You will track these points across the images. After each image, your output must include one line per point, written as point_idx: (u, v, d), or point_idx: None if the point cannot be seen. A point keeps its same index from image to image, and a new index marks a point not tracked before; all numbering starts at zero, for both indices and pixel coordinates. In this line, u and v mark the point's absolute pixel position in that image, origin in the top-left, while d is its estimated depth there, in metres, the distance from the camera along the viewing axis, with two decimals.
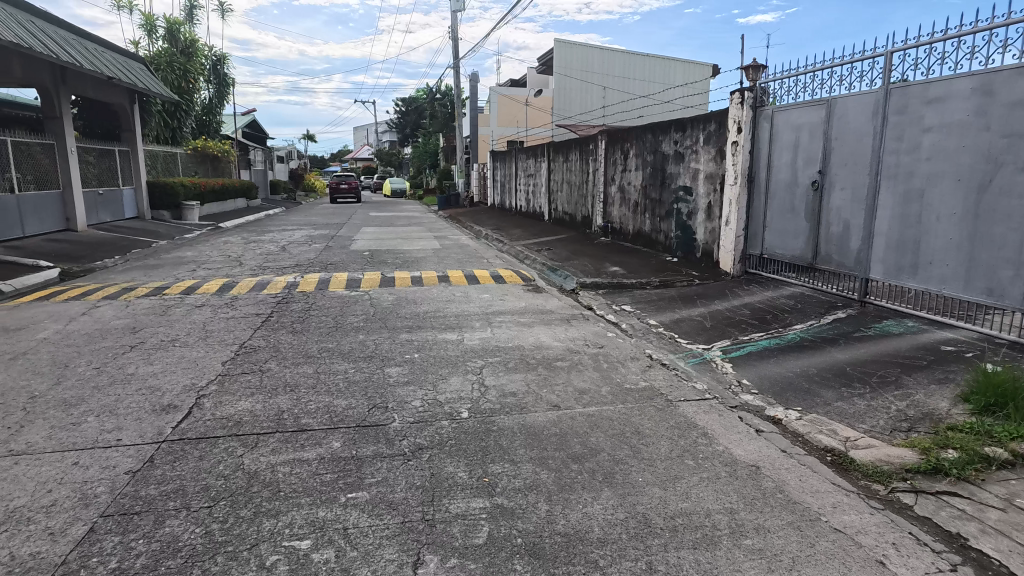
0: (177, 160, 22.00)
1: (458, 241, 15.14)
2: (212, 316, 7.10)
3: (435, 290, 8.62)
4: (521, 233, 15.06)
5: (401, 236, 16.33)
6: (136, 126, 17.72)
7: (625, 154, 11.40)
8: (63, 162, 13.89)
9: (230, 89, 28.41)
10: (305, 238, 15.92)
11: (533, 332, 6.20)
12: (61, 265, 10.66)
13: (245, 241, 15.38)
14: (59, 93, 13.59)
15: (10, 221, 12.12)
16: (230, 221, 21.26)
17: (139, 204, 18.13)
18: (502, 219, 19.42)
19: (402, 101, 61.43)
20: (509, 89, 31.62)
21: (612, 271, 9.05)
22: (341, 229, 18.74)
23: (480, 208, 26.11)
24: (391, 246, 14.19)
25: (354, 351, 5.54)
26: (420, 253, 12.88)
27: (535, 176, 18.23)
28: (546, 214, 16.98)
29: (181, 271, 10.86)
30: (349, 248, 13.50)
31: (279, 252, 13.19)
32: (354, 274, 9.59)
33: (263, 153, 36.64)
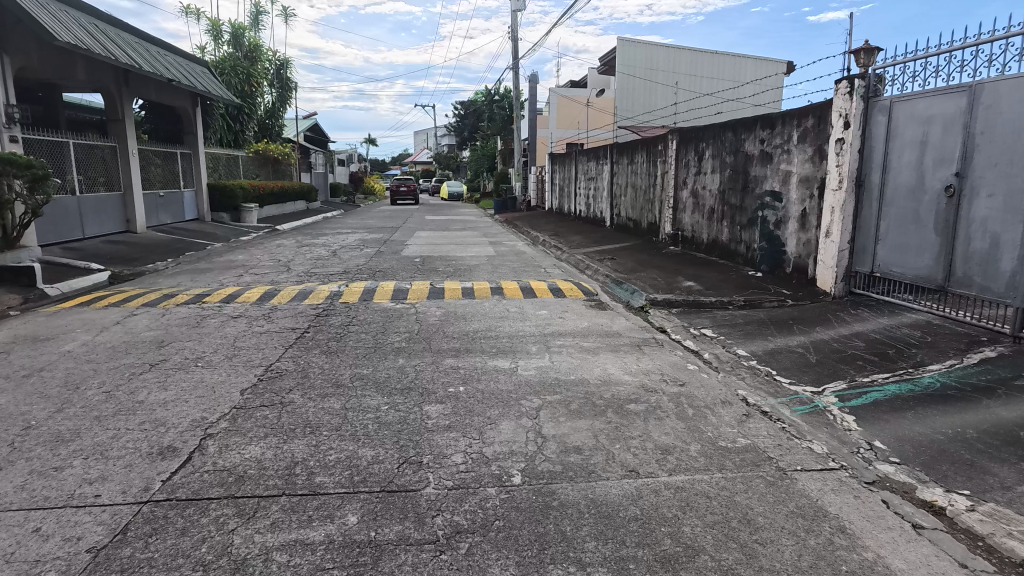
0: (238, 163, 22.25)
1: (514, 248, 14.33)
2: (246, 329, 6.54)
3: (487, 303, 7.82)
4: (581, 241, 14.11)
5: (454, 242, 15.67)
6: (198, 128, 17.87)
7: (700, 155, 10.29)
8: (124, 165, 13.99)
9: (292, 94, 28.76)
10: (358, 243, 15.53)
11: (598, 362, 5.29)
12: (112, 268, 10.51)
13: (298, 245, 15.13)
14: (122, 95, 13.69)
15: (72, 222, 12.17)
16: (287, 224, 21.29)
17: (199, 206, 18.30)
18: (560, 225, 18.52)
19: (461, 104, 61.46)
20: (569, 90, 30.67)
21: (686, 286, 8.00)
22: (395, 233, 18.32)
23: (537, 213, 25.28)
24: (444, 252, 13.54)
25: (391, 380, 4.79)
26: (474, 261, 12.14)
27: (596, 180, 17.24)
28: (607, 220, 15.96)
29: (229, 276, 10.52)
30: (400, 254, 12.93)
31: (329, 257, 12.76)
32: (401, 284, 8.93)
33: (323, 156, 37.06)
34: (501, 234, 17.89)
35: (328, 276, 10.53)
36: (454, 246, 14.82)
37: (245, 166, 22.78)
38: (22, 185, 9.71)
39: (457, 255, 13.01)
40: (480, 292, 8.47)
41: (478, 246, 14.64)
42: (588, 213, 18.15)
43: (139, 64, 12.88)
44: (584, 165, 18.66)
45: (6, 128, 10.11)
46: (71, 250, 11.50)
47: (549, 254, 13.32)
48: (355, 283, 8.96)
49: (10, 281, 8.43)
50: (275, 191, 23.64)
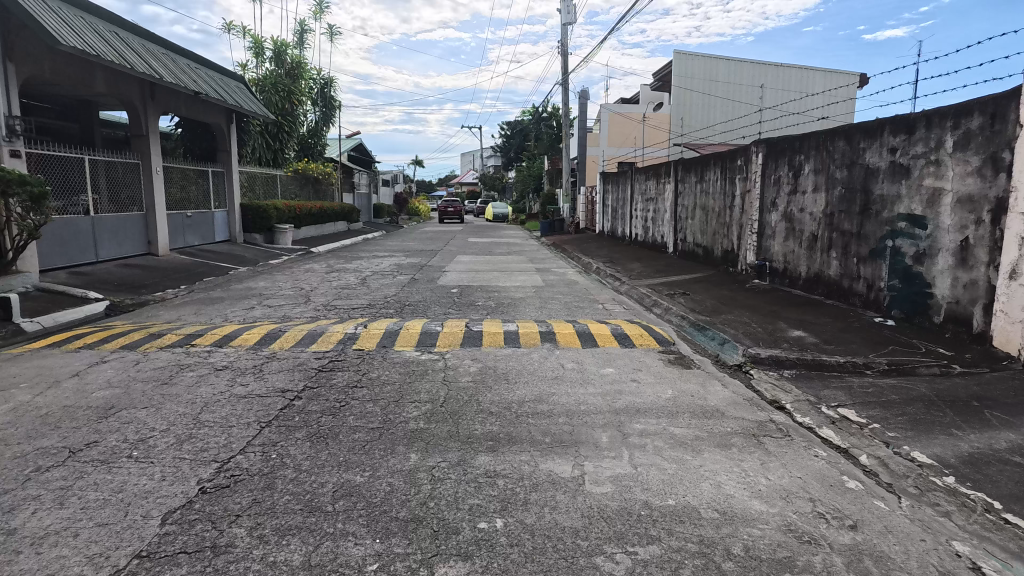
0: (276, 182, 21.45)
1: (564, 277, 12.66)
2: (226, 388, 5.07)
3: (535, 355, 6.15)
4: (641, 269, 12.33)
5: (497, 268, 14.12)
6: (232, 146, 17.15)
7: (796, 170, 8.43)
8: (147, 183, 13.10)
9: (335, 113, 28.13)
10: (392, 269, 14.18)
11: (703, 467, 3.54)
12: (114, 297, 9.38)
13: (328, 271, 13.90)
14: (148, 109, 12.90)
15: (83, 244, 11.22)
16: (323, 245, 20.27)
17: (231, 227, 17.45)
18: (615, 250, 16.76)
19: (507, 125, 60.69)
20: (622, 106, 28.58)
21: (796, 337, 6.14)
22: (434, 258, 16.97)
23: (587, 236, 23.59)
24: (485, 280, 12.00)
25: (393, 499, 3.16)
26: (519, 292, 10.50)
27: (657, 201, 15.44)
28: (670, 246, 14.11)
29: (239, 307, 9.22)
30: (436, 283, 11.45)
31: (357, 286, 11.39)
32: (431, 324, 7.38)
33: (367, 175, 36.42)
34: (549, 261, 16.24)
35: (350, 309, 9.10)
36: (497, 273, 13.25)
37: (283, 185, 21.97)
38: (17, 205, 8.75)
39: (501, 285, 11.43)
40: (526, 337, 6.80)
41: (524, 274, 13.04)
42: (646, 237, 16.34)
43: (163, 75, 11.94)
44: (642, 185, 16.89)
45: (7, 142, 9.20)
46: (79, 276, 10.48)
47: (605, 285, 11.57)
48: (376, 322, 7.45)
49: None
50: (313, 212, 22.75)
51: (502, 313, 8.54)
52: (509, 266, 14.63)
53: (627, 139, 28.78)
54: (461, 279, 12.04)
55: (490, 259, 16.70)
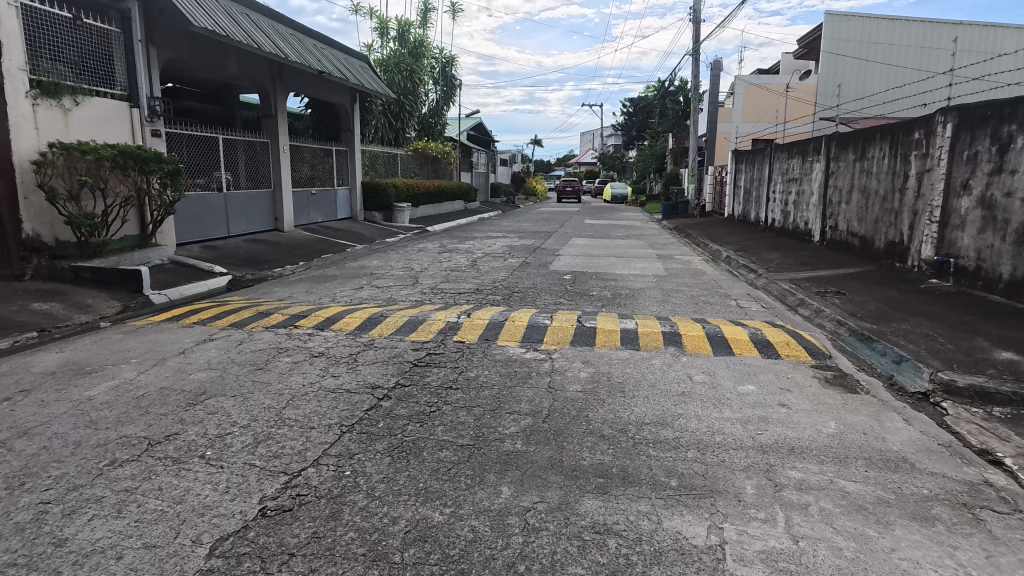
0: (397, 161, 21.83)
1: (689, 266, 11.44)
2: (316, 379, 4.74)
3: (655, 362, 5.26)
4: (781, 261, 10.79)
5: (615, 254, 13.14)
6: (354, 125, 17.58)
7: (1004, 143, 6.67)
8: (274, 161, 13.63)
9: (456, 92, 28.18)
10: (504, 250, 13.71)
11: (897, 552, 2.55)
12: (237, 272, 9.70)
13: (440, 251, 13.72)
14: (276, 89, 13.39)
15: (216, 220, 11.83)
16: (438, 224, 20.34)
17: (353, 205, 17.96)
18: (748, 237, 15.07)
19: (630, 101, 58.23)
20: (761, 77, 25.62)
21: (1005, 361, 4.73)
22: (547, 240, 16.33)
23: (713, 220, 21.78)
24: (600, 267, 11.14)
25: (476, 554, 2.52)
26: (638, 282, 9.53)
27: (802, 182, 13.55)
28: (817, 234, 12.30)
29: (349, 286, 9.12)
30: (547, 267, 10.78)
31: (466, 268, 11.01)
32: (538, 315, 6.72)
33: (486, 155, 36.44)
34: (671, 247, 14.95)
35: (456, 293, 8.67)
36: (614, 259, 12.30)
37: (403, 164, 22.29)
38: (157, 181, 9.20)
39: (618, 272, 10.51)
40: (646, 338, 5.90)
41: (644, 261, 11.97)
42: (786, 223, 14.48)
43: (288, 55, 12.21)
44: (782, 164, 14.99)
45: (148, 122, 9.76)
46: (210, 250, 11.03)
47: (737, 277, 10.24)
48: (480, 310, 6.89)
49: (119, 286, 7.71)
50: (431, 191, 22.93)
51: (618, 306, 7.66)
52: (628, 252, 13.59)
53: (764, 113, 25.80)
54: (574, 265, 11.27)
55: (607, 242, 15.72)
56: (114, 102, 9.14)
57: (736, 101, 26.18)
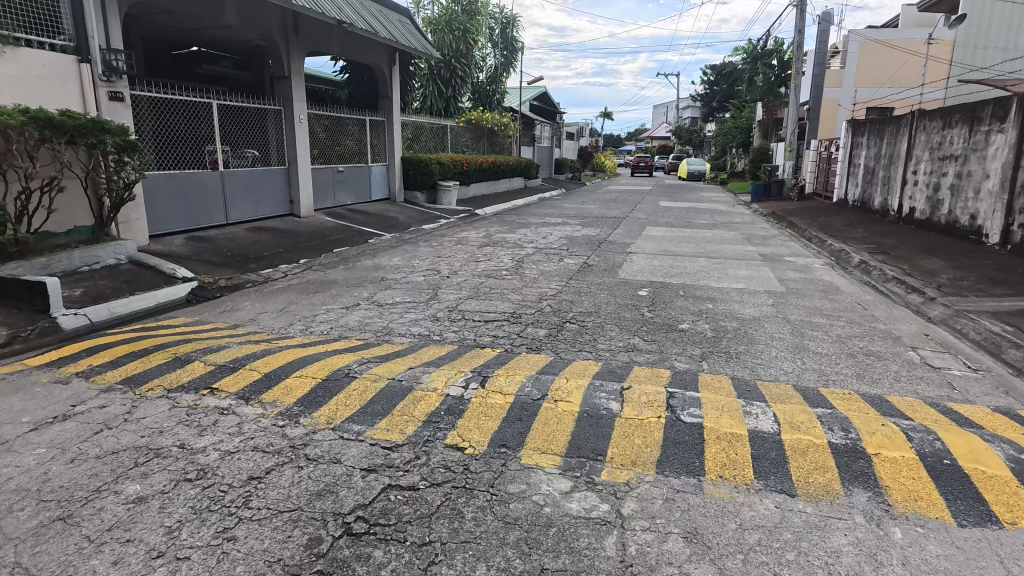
0: (446, 133, 19.48)
1: (812, 276, 8.39)
2: (135, 572, 2.33)
3: (842, 547, 2.52)
4: (955, 275, 7.55)
5: (706, 253, 10.20)
6: (393, 92, 15.33)
7: None
8: (288, 133, 11.54)
9: (517, 57, 25.37)
10: (561, 244, 11.02)
11: None
12: (211, 276, 7.55)
13: (482, 243, 11.19)
14: (289, 46, 11.25)
15: (210, 204, 9.81)
16: (490, 206, 17.86)
17: (391, 184, 15.75)
18: (880, 231, 11.64)
19: (711, 69, 53.09)
20: (883, 31, 21.32)
21: None
22: (615, 229, 13.48)
23: (817, 205, 18.14)
24: (686, 274, 8.29)
25: None
26: (747, 305, 6.65)
27: (967, 162, 10.02)
28: (996, 235, 8.89)
29: (343, 299, 6.75)
30: (612, 276, 8.03)
31: (508, 271, 8.44)
32: (596, 382, 4.07)
33: (549, 128, 33.50)
34: (773, 242, 11.82)
35: (483, 313, 6.10)
36: (706, 260, 9.40)
37: (454, 137, 19.96)
38: (111, 158, 7.17)
39: (714, 285, 7.65)
40: (800, 462, 3.11)
41: (747, 266, 9.00)
42: (937, 215, 10.96)
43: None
44: (933, 137, 11.36)
45: (104, 81, 7.67)
46: (195, 242, 8.96)
47: (891, 299, 7.14)
48: (505, 369, 4.28)
49: (23, 304, 5.64)
50: (485, 167, 20.37)
51: (727, 357, 4.88)
52: (721, 249, 10.61)
53: (885, 75, 21.57)
54: (651, 270, 8.49)
55: (692, 234, 12.76)
56: (54, 55, 7.10)
57: (847, 61, 21.93)
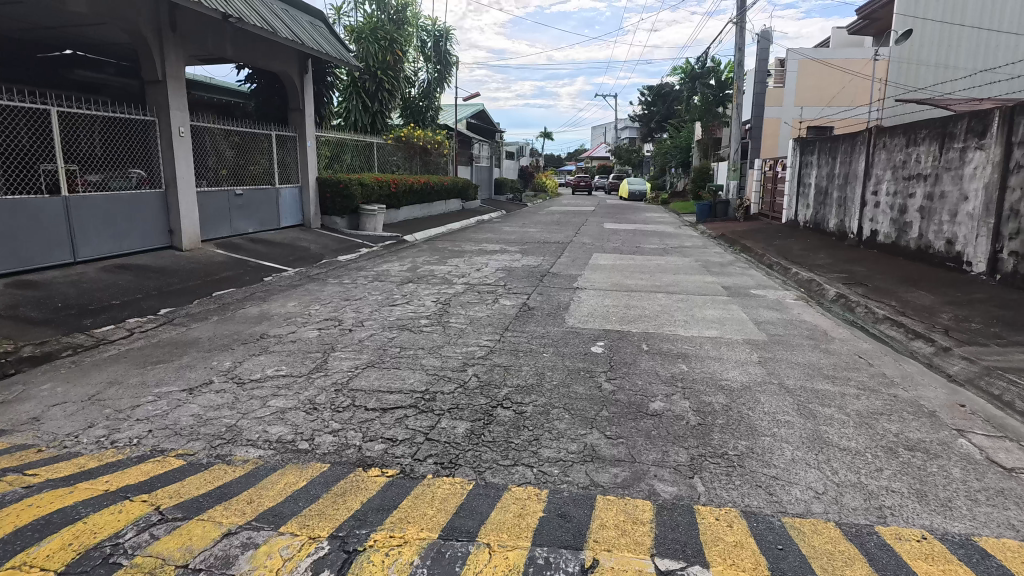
0: (373, 151, 17.75)
1: (789, 316, 7.14)
2: None
3: None
4: (957, 313, 6.43)
5: (665, 285, 8.91)
6: (306, 104, 13.54)
7: None
8: (165, 150, 9.55)
9: (451, 71, 23.98)
10: (498, 278, 9.44)
11: None
12: (16, 339, 5.52)
13: (403, 279, 9.46)
14: (164, 44, 9.33)
15: (48, 237, 7.69)
16: (421, 231, 16.18)
17: (305, 208, 13.84)
18: (844, 257, 10.70)
19: (648, 90, 53.58)
20: (820, 50, 21.40)
21: None
22: (560, 256, 12.07)
23: (766, 225, 17.42)
24: (645, 317, 6.87)
25: None
26: (730, 364, 5.24)
27: (938, 182, 9.13)
28: (982, 263, 7.93)
29: (192, 374, 4.89)
30: (558, 323, 6.51)
31: (428, 318, 6.76)
32: (539, 553, 2.45)
33: (487, 147, 32.23)
34: (734, 270, 10.70)
35: (383, 393, 4.39)
36: (666, 296, 8.08)
37: (381, 154, 18.26)
38: None
39: (683, 333, 6.25)
40: None
41: (714, 303, 7.69)
42: (906, 240, 10.06)
43: None
44: (895, 155, 10.53)
45: None
46: (16, 289, 6.84)
47: (892, 348, 5.91)
48: (384, 532, 2.58)
49: None
50: (416, 188, 18.69)
51: (727, 466, 3.37)
52: (680, 281, 9.38)
53: (823, 94, 21.66)
54: (603, 312, 7.03)
55: (645, 262, 11.52)
56: None
57: (786, 80, 21.83)
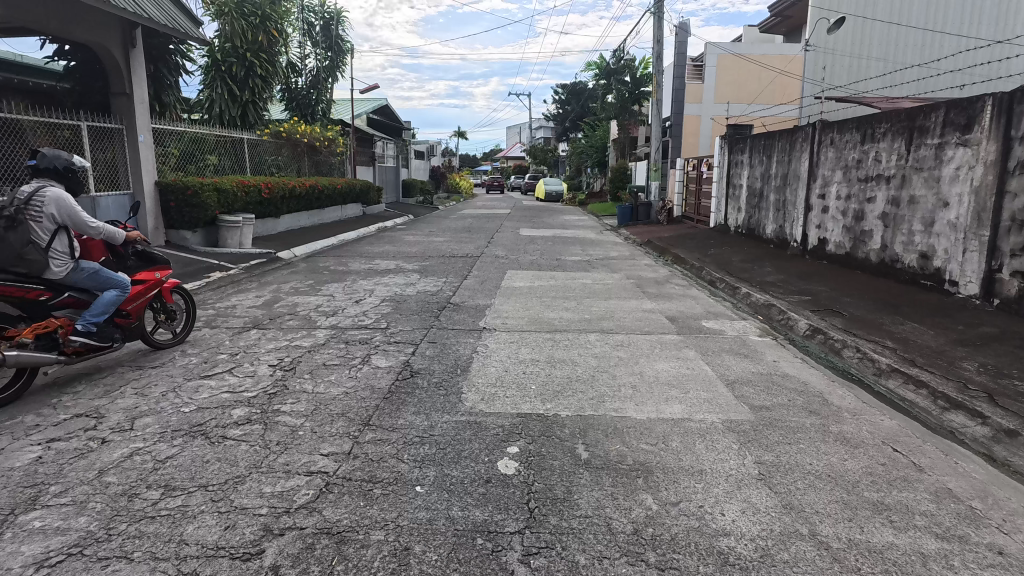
0: (243, 149, 14.88)
1: (764, 366, 5.35)
2: None
3: None
4: (983, 363, 4.85)
5: (598, 318, 7.01)
6: (137, 89, 10.55)
7: None
8: None
9: (344, 59, 21.13)
10: (380, 316, 7.12)
11: None
12: None
13: (248, 323, 6.91)
14: None
15: None
16: (302, 245, 13.47)
17: (140, 221, 10.80)
18: (793, 271, 9.26)
19: (561, 88, 52.55)
20: (739, 45, 20.45)
21: None
22: (465, 277, 9.88)
23: (693, 230, 16.06)
24: (578, 383, 4.80)
25: None
26: (717, 486, 3.25)
27: (906, 185, 7.76)
28: (973, 284, 6.53)
29: None
30: (447, 404, 4.32)
31: (250, 406, 4.35)
32: None
33: (392, 146, 29.50)
34: (674, 291, 8.97)
35: None
36: (601, 338, 6.15)
37: (253, 153, 15.40)
38: None
39: (633, 412, 4.25)
40: None
41: (664, 348, 5.82)
42: (864, 251, 8.69)
43: None
44: (847, 153, 9.18)
45: None
46: None
47: (922, 423, 4.19)
48: None
49: None
50: (300, 193, 15.91)
51: None
52: (614, 310, 7.49)
53: (743, 91, 20.73)
54: (517, 375, 4.94)
55: (568, 281, 9.62)
56: None
57: (705, 76, 20.74)
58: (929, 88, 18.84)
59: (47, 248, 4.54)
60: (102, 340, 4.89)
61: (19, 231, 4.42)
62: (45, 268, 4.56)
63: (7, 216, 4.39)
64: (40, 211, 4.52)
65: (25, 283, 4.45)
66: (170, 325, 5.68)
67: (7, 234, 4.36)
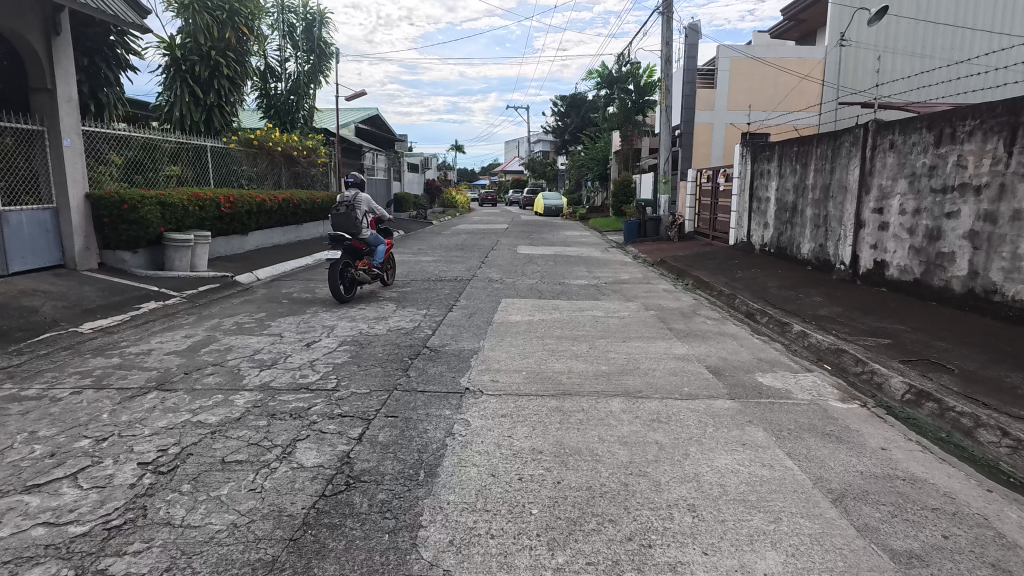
0: (204, 158, 13.24)
1: (874, 460, 3.66)
2: None
3: None
4: None
5: (619, 371, 5.32)
6: (63, 85, 8.91)
7: None
8: None
9: (328, 64, 19.61)
10: (332, 369, 5.41)
11: None
12: None
13: (154, 380, 5.17)
14: None
15: None
16: (267, 267, 11.76)
17: (64, 240, 9.06)
18: (850, 302, 7.59)
19: (561, 101, 51.32)
20: (753, 47, 18.93)
21: None
22: (451, 308, 8.17)
23: (710, 249, 14.42)
24: (604, 503, 3.07)
25: None
26: None
27: (1007, 196, 6.13)
28: None
29: None
30: (394, 560, 2.59)
31: (67, 560, 2.62)
32: None
33: (383, 158, 27.92)
34: (707, 327, 7.30)
35: None
36: (627, 406, 4.47)
37: (217, 162, 13.81)
38: None
39: (702, 567, 2.57)
40: None
41: (719, 426, 4.12)
42: (942, 278, 7.03)
43: None
44: (915, 158, 7.56)
45: None
46: None
47: None
48: None
49: None
50: (272, 207, 14.25)
51: None
52: (638, 357, 5.81)
53: (757, 97, 19.15)
54: (509, 484, 3.25)
55: (576, 313, 7.95)
56: None
57: (717, 81, 19.20)
58: (959, 90, 17.35)
59: (363, 221, 8.85)
60: (376, 274, 9.26)
61: (351, 211, 8.71)
62: (361, 231, 8.87)
63: (349, 205, 8.77)
64: (357, 203, 8.87)
65: (358, 240, 8.94)
66: (389, 274, 10.00)
67: (351, 214, 8.65)
